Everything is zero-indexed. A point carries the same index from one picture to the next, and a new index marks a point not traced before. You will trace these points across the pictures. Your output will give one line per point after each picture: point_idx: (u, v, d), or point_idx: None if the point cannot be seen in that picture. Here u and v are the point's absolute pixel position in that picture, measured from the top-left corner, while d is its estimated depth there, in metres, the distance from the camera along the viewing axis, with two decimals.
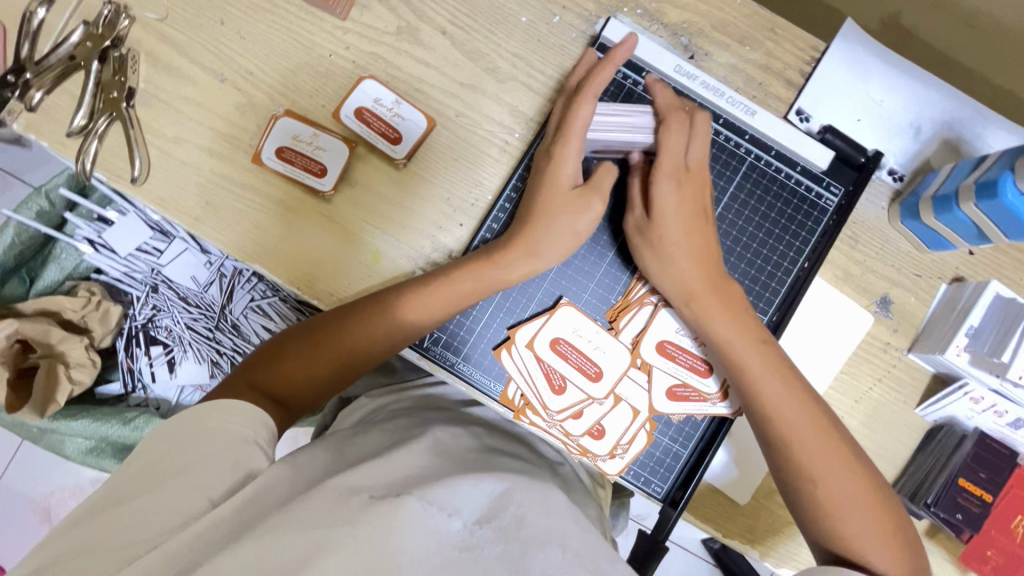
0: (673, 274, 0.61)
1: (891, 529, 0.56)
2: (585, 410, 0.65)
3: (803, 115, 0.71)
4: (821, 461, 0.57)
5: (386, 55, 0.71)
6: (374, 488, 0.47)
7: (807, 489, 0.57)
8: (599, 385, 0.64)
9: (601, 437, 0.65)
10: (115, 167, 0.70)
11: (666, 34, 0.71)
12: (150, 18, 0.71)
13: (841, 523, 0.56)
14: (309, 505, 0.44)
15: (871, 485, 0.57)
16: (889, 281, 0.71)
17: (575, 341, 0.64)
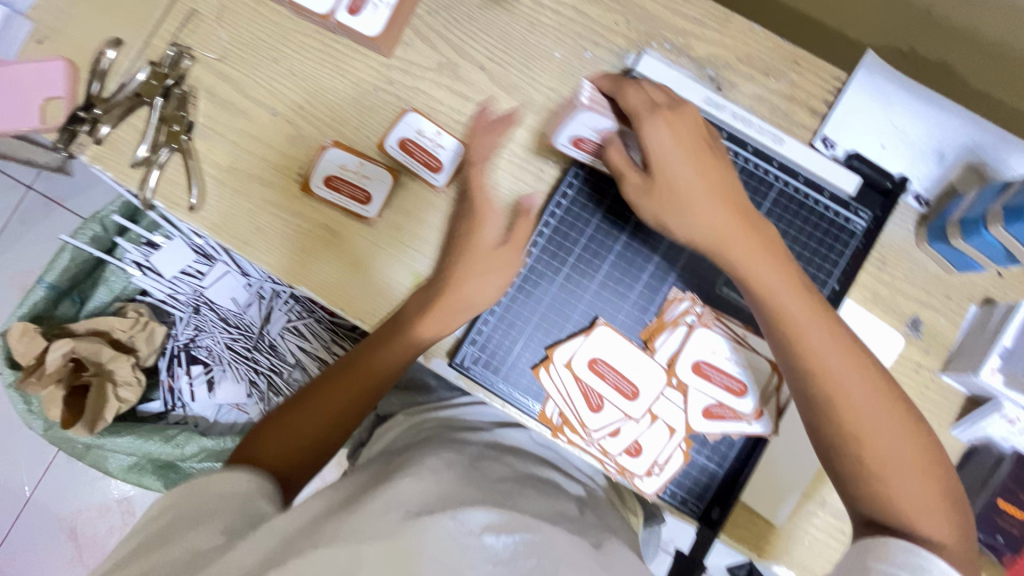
0: (699, 224, 0.61)
1: (931, 468, 0.58)
2: (622, 429, 0.66)
3: (828, 141, 0.74)
4: (869, 423, 0.57)
5: (428, 90, 0.76)
6: (409, 504, 0.48)
7: (852, 447, 0.58)
8: (636, 404, 0.66)
9: (638, 455, 0.66)
10: (173, 195, 0.75)
11: (693, 67, 0.75)
12: (209, 57, 0.77)
13: (886, 485, 0.57)
14: (349, 522, 0.45)
15: (920, 438, 0.58)
16: (918, 302, 0.73)
17: (611, 361, 0.66)
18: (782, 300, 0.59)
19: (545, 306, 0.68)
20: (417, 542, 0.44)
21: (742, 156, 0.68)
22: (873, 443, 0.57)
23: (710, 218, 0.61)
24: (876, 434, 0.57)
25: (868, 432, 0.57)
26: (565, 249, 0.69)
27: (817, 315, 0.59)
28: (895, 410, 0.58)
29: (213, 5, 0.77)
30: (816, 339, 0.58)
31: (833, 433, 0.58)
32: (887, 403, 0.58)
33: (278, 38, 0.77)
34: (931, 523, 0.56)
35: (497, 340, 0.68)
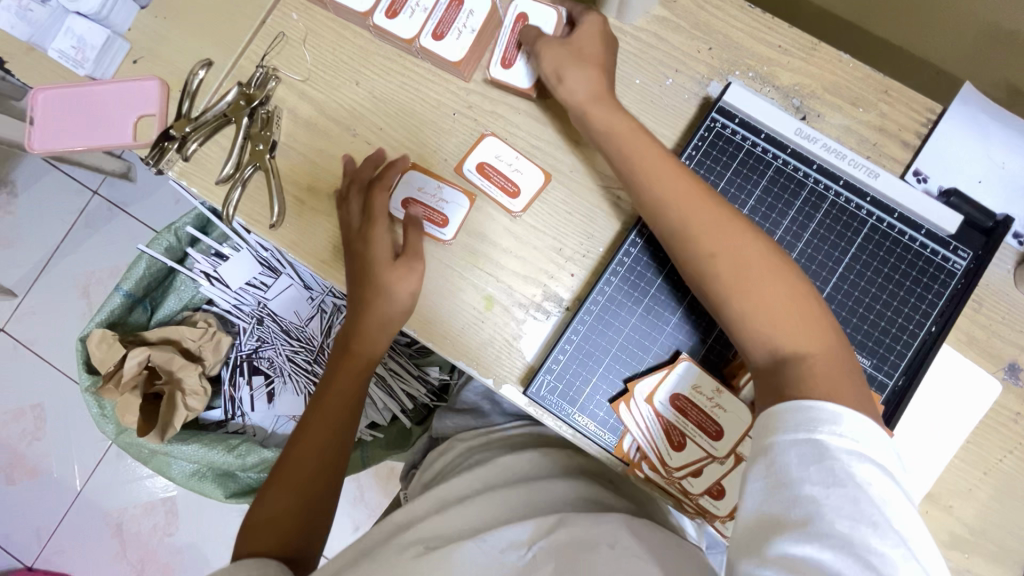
0: (652, 195, 0.63)
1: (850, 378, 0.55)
2: (704, 468, 0.64)
3: (920, 175, 0.71)
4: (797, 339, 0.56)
5: (506, 114, 0.76)
6: (428, 540, 0.64)
7: (785, 367, 0.56)
8: (721, 444, 0.63)
9: (719, 497, 0.64)
10: (254, 212, 0.76)
11: (777, 96, 0.73)
12: (294, 78, 0.79)
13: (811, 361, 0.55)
14: (387, 552, 0.63)
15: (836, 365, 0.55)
16: (1017, 347, 0.69)
17: (693, 397, 0.64)
18: (728, 261, 0.59)
19: (624, 337, 0.67)
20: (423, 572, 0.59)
21: (833, 190, 0.66)
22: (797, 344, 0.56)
23: (664, 185, 0.62)
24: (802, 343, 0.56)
25: (785, 345, 0.56)
26: (646, 281, 0.68)
27: (775, 276, 0.58)
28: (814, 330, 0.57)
29: (300, 28, 0.79)
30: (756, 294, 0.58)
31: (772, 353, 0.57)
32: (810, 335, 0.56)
33: (361, 60, 0.78)
34: (856, 402, 0.53)
35: (575, 370, 0.66)
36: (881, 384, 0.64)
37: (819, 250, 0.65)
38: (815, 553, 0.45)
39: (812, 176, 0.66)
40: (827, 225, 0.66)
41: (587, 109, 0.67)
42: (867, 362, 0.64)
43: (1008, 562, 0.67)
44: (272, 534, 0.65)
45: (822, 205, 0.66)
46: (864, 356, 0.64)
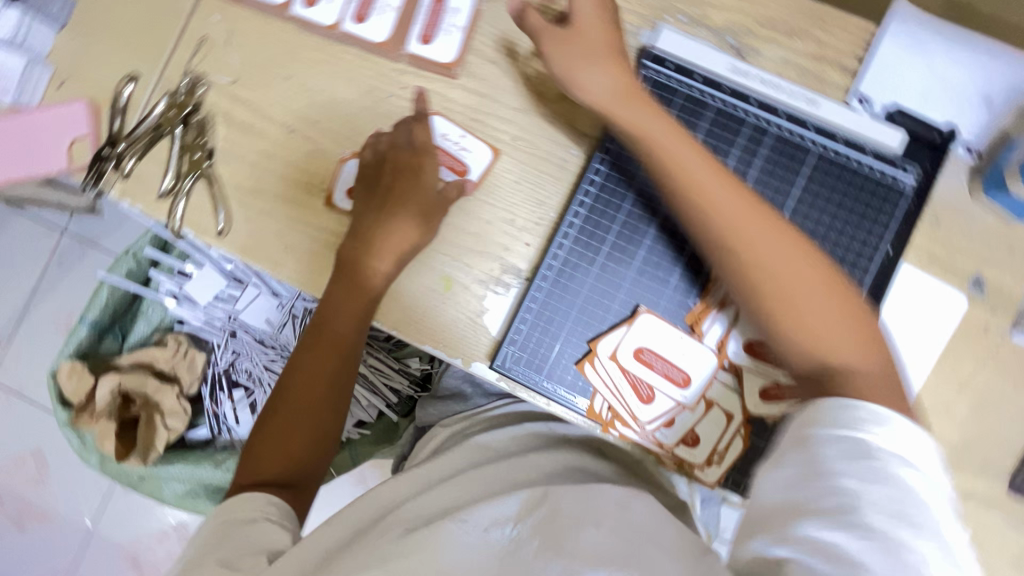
0: (659, 156, 0.60)
1: (869, 339, 0.56)
2: (676, 419, 0.64)
3: (865, 99, 0.70)
4: (838, 348, 0.54)
5: (441, 90, 0.74)
6: (409, 522, 0.59)
7: (793, 336, 0.55)
8: (689, 392, 0.63)
9: (693, 446, 0.63)
10: (200, 221, 0.75)
11: (711, 37, 0.72)
12: (223, 81, 0.77)
13: (837, 361, 0.54)
14: (366, 542, 0.56)
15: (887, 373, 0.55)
16: (979, 259, 0.68)
17: (657, 348, 0.64)
18: (731, 210, 0.57)
19: (583, 298, 0.66)
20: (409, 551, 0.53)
21: (774, 124, 0.65)
22: (818, 334, 0.55)
23: (657, 129, 0.61)
24: (819, 311, 0.55)
25: (798, 318, 0.55)
26: (597, 239, 0.67)
27: (829, 289, 0.56)
28: (831, 291, 0.56)
29: (223, 30, 0.77)
30: (813, 292, 0.56)
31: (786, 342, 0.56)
32: (859, 341, 0.55)
33: (288, 54, 0.77)
34: (854, 353, 0.55)
35: (538, 336, 0.66)
36: None
37: (766, 185, 0.65)
38: (839, 542, 0.44)
39: (752, 112, 0.65)
40: (772, 159, 0.65)
41: (569, 74, 0.65)
42: None
43: (994, 474, 0.66)
44: (268, 465, 0.67)
45: (765, 140, 0.65)
46: None
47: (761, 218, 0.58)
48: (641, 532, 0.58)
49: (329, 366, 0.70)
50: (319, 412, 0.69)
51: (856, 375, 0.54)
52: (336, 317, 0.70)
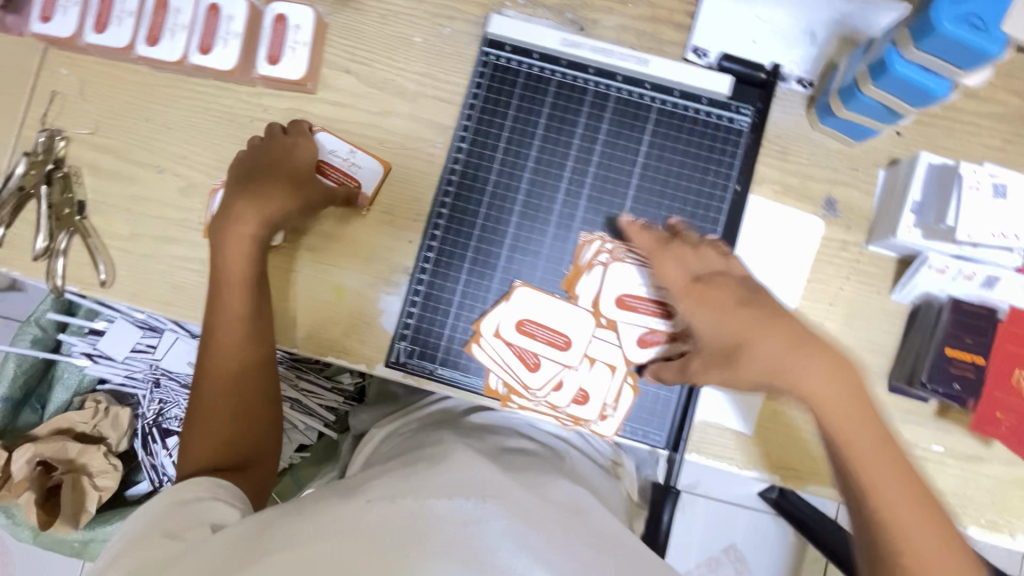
0: (683, 291, 0.57)
1: (927, 502, 0.49)
2: (564, 380, 0.67)
3: (700, 50, 0.73)
4: (875, 474, 0.49)
5: (302, 107, 0.75)
6: (369, 494, 0.49)
7: (867, 507, 0.49)
8: (571, 352, 0.67)
9: (586, 402, 0.67)
10: (83, 276, 0.75)
11: (551, 15, 0.74)
12: (83, 133, 0.76)
13: (925, 570, 0.47)
14: (324, 518, 0.46)
15: (922, 497, 0.49)
16: (829, 182, 0.73)
17: (536, 317, 0.67)
18: (759, 353, 0.52)
19: (464, 282, 0.69)
20: (365, 527, 0.44)
21: (613, 87, 0.69)
22: (933, 565, 0.47)
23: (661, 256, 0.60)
24: (899, 513, 0.48)
25: (837, 426, 0.50)
26: (468, 224, 0.70)
27: (851, 416, 0.50)
28: (895, 468, 0.50)
29: (73, 82, 0.76)
30: (838, 428, 0.50)
31: (901, 572, 0.48)
32: (959, 558, 0.48)
33: (145, 96, 0.76)
34: (880, 472, 0.49)
35: (428, 323, 0.69)
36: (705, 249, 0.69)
37: (616, 146, 0.69)
38: None
39: (590, 80, 0.69)
40: (617, 120, 0.69)
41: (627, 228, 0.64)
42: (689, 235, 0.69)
43: (874, 378, 0.71)
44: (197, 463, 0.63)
45: (608, 103, 0.69)
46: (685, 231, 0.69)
47: (775, 335, 0.52)
48: (589, 528, 0.53)
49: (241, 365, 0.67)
50: (241, 393, 0.66)
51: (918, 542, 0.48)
52: (232, 275, 0.66)
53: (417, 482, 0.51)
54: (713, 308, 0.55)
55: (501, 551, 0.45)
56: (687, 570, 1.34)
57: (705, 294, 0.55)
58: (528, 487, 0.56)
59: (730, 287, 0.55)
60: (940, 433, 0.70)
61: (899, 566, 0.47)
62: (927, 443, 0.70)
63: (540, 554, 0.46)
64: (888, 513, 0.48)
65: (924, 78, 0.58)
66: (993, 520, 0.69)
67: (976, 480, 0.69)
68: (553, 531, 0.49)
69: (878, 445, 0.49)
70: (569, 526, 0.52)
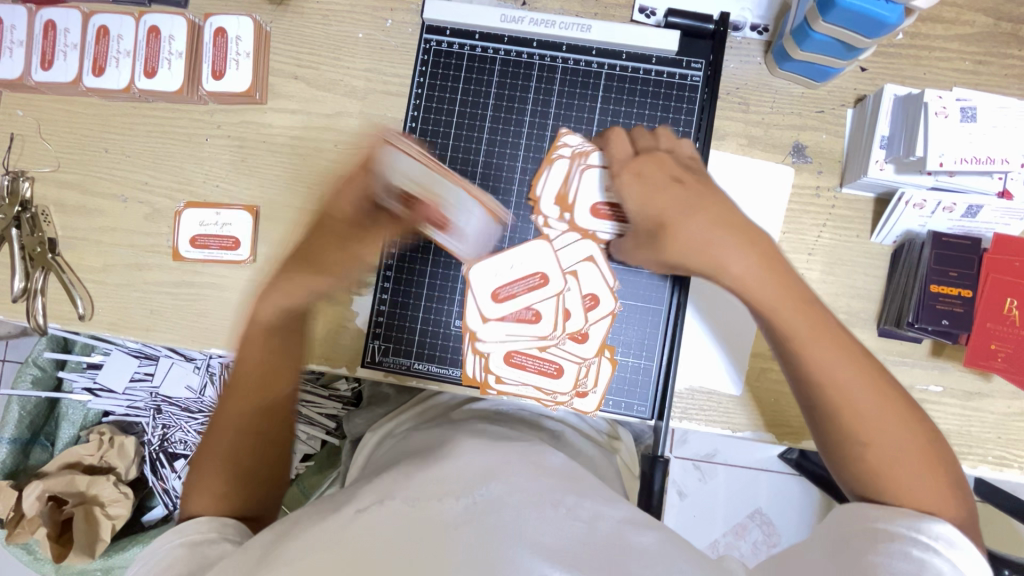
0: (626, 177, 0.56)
1: (881, 382, 0.48)
2: (567, 305, 0.66)
3: (648, 10, 0.69)
4: (807, 339, 0.48)
5: (254, 119, 0.75)
6: (359, 502, 0.47)
7: (816, 387, 0.49)
8: (553, 282, 0.66)
9: (596, 304, 0.66)
10: (63, 312, 0.76)
11: None
12: (45, 171, 0.77)
13: (872, 442, 0.47)
14: (311, 532, 0.44)
15: (870, 372, 0.48)
16: (795, 128, 0.70)
17: (503, 279, 0.66)
18: (696, 231, 0.50)
19: (431, 275, 0.68)
20: (364, 531, 0.43)
21: (560, 58, 0.68)
22: (868, 416, 0.47)
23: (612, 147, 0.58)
24: (852, 388, 0.48)
25: (769, 304, 0.49)
26: None
27: (772, 273, 0.49)
28: (840, 341, 0.49)
29: (29, 122, 0.77)
30: (762, 288, 0.49)
31: (835, 428, 0.49)
32: (898, 410, 0.48)
33: (101, 127, 0.77)
34: (829, 351, 0.48)
35: (400, 318, 0.68)
36: None
37: (569, 118, 0.68)
38: None
39: (536, 53, 0.68)
40: (567, 91, 0.68)
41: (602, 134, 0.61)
42: None
43: (863, 324, 0.68)
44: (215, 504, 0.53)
45: (556, 75, 0.68)
46: None
47: (693, 203, 0.51)
48: (591, 497, 0.52)
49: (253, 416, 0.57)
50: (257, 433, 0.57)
51: (872, 424, 0.47)
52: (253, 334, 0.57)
53: (405, 483, 0.49)
54: (645, 184, 0.54)
55: (513, 532, 0.44)
56: (713, 539, 1.32)
57: (640, 170, 0.54)
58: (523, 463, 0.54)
59: (667, 169, 0.55)
60: (936, 372, 0.68)
61: (844, 439, 0.49)
62: (924, 385, 0.68)
63: (548, 532, 0.45)
64: (820, 375, 0.48)
65: (875, 6, 0.55)
66: (1000, 456, 0.67)
67: (978, 417, 0.68)
68: (555, 506, 0.48)
69: (802, 305, 0.49)
70: (568, 497, 0.50)
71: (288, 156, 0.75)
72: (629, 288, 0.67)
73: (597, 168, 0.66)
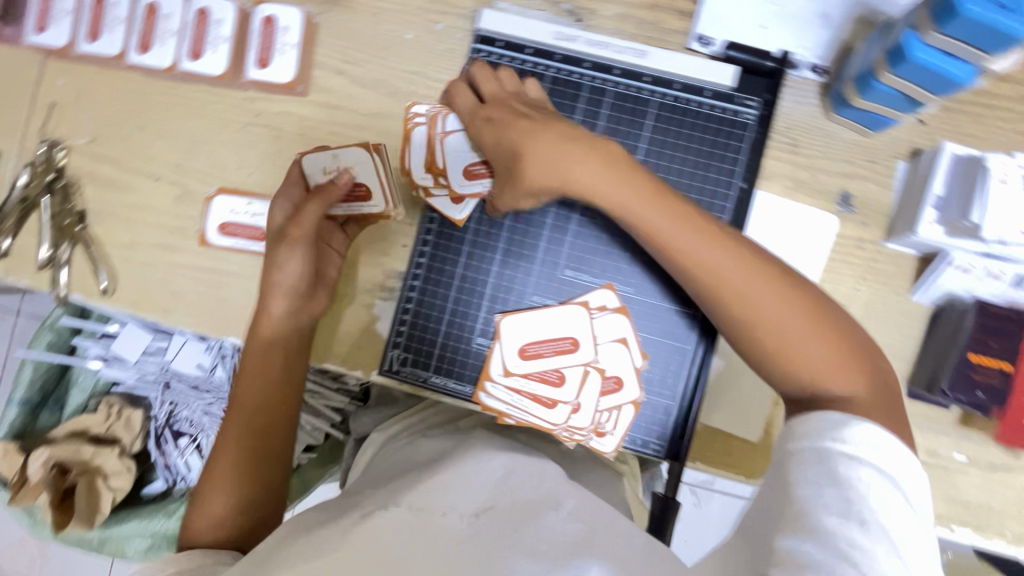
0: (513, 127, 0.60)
1: (758, 267, 0.54)
2: (582, 400, 0.65)
3: (706, 39, 0.69)
4: (691, 251, 0.55)
5: (294, 110, 0.74)
6: (365, 507, 0.48)
7: (693, 275, 0.55)
8: (581, 352, 0.65)
9: (618, 389, 0.64)
10: (86, 285, 0.76)
11: (547, 6, 0.70)
12: (81, 143, 0.77)
13: (759, 313, 0.53)
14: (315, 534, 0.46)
15: (725, 240, 0.55)
16: (844, 176, 0.68)
17: (533, 337, 0.65)
18: (545, 155, 0.57)
19: (457, 287, 0.67)
20: (372, 537, 0.44)
21: (611, 81, 0.67)
22: (767, 319, 0.53)
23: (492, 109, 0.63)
24: (732, 273, 0.53)
25: (644, 218, 0.56)
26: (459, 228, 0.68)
27: (656, 197, 0.56)
28: (689, 218, 0.55)
29: (69, 91, 0.77)
30: (652, 211, 0.55)
31: (746, 338, 0.54)
32: (776, 286, 0.53)
33: (140, 103, 0.76)
34: (708, 254, 0.53)
35: (421, 328, 0.67)
36: None
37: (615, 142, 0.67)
38: (811, 549, 0.43)
39: (587, 75, 0.67)
40: (615, 116, 0.67)
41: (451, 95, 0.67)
42: None
43: None
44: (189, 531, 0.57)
45: (606, 98, 0.67)
46: None
47: (550, 137, 0.58)
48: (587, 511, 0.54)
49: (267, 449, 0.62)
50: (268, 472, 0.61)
51: (761, 312, 0.53)
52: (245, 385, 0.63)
53: (407, 488, 0.51)
54: (493, 124, 0.62)
55: (518, 538, 0.47)
56: None
57: (487, 115, 0.62)
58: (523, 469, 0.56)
59: (506, 108, 0.63)
60: (961, 440, 0.66)
61: (728, 296, 0.54)
62: (947, 451, 0.66)
63: (549, 535, 0.48)
64: (689, 259, 0.55)
65: (946, 63, 0.53)
66: (1017, 533, 0.65)
67: (999, 491, 0.66)
68: (555, 510, 0.52)
69: (652, 197, 0.56)
70: (566, 502, 0.54)
71: (323, 151, 0.74)
72: (657, 322, 0.64)
73: (457, 133, 0.68)
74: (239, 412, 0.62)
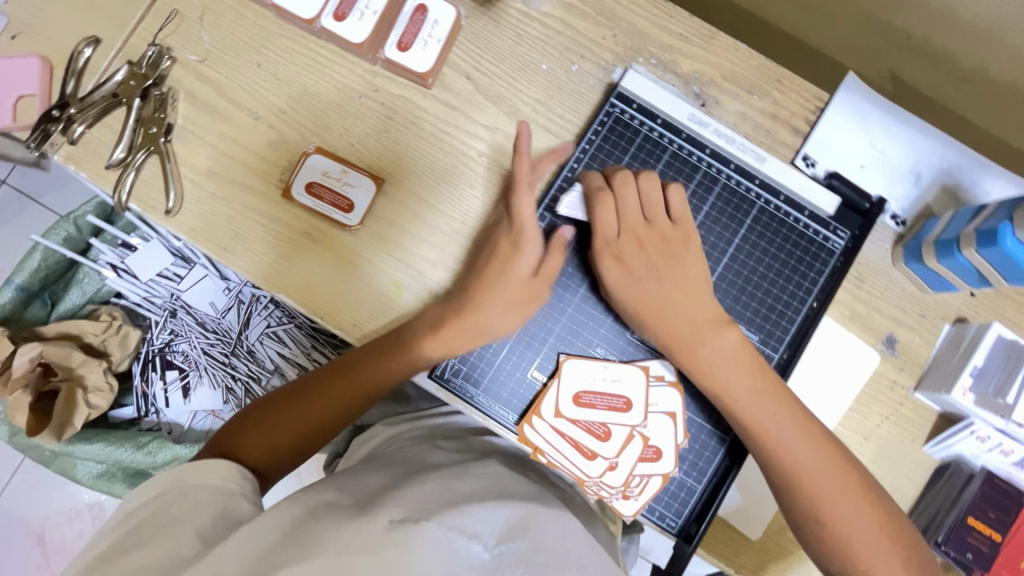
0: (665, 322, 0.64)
1: (856, 478, 0.63)
2: (620, 461, 0.67)
3: (810, 160, 0.74)
4: (796, 453, 0.62)
5: (414, 98, 0.75)
6: (392, 513, 0.48)
7: (795, 489, 0.63)
8: (632, 414, 0.67)
9: (657, 458, 0.67)
10: (148, 197, 0.73)
11: (678, 83, 0.75)
12: (190, 58, 0.75)
13: (836, 518, 0.62)
14: (346, 532, 0.45)
15: (837, 464, 0.62)
16: (894, 320, 0.73)
17: (590, 387, 0.67)
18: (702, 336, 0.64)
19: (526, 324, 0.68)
20: (398, 551, 0.44)
21: (724, 173, 0.72)
22: (819, 491, 0.62)
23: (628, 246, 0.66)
24: (834, 494, 0.62)
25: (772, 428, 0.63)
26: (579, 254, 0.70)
27: (775, 401, 0.63)
28: (809, 429, 0.63)
29: (195, 5, 0.76)
30: (767, 413, 0.63)
31: (822, 530, 0.63)
32: (864, 499, 0.62)
33: (263, 42, 0.76)
34: (813, 466, 0.62)
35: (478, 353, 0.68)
36: (768, 355, 0.70)
37: (710, 230, 0.71)
38: None
39: (704, 159, 0.72)
40: (719, 207, 0.71)
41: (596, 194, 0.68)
42: (755, 336, 0.70)
43: None
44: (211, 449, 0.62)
45: (715, 187, 0.71)
46: (752, 331, 0.70)
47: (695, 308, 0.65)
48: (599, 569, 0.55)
49: (349, 405, 0.65)
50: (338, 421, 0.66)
51: (848, 524, 0.62)
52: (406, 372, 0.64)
53: (437, 505, 0.51)
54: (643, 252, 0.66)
55: None
56: None
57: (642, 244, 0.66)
58: (543, 514, 0.57)
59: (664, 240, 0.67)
60: None
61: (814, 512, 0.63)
62: None
63: None
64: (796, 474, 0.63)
65: None
66: None
67: None
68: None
69: (774, 399, 0.63)
70: (581, 557, 0.54)
71: (430, 145, 0.75)
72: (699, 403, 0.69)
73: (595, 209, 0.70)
74: (381, 376, 0.64)
